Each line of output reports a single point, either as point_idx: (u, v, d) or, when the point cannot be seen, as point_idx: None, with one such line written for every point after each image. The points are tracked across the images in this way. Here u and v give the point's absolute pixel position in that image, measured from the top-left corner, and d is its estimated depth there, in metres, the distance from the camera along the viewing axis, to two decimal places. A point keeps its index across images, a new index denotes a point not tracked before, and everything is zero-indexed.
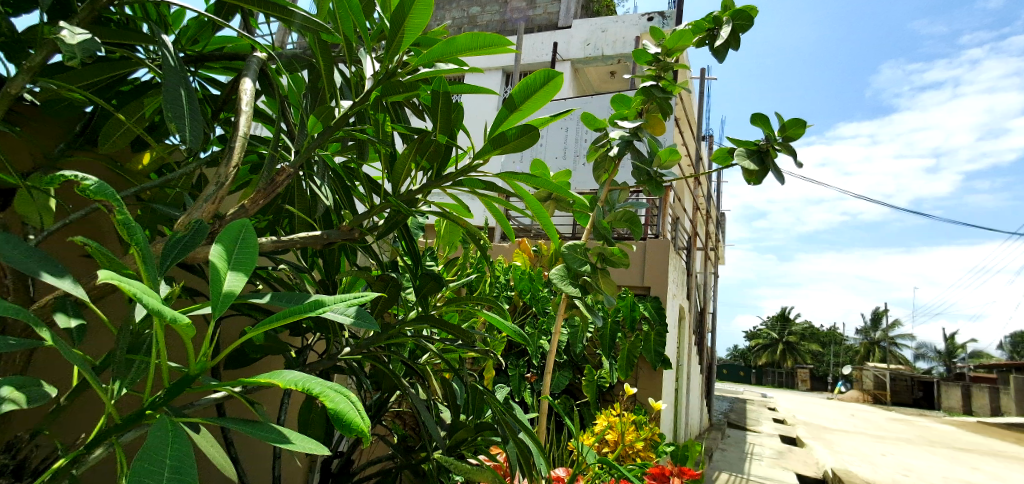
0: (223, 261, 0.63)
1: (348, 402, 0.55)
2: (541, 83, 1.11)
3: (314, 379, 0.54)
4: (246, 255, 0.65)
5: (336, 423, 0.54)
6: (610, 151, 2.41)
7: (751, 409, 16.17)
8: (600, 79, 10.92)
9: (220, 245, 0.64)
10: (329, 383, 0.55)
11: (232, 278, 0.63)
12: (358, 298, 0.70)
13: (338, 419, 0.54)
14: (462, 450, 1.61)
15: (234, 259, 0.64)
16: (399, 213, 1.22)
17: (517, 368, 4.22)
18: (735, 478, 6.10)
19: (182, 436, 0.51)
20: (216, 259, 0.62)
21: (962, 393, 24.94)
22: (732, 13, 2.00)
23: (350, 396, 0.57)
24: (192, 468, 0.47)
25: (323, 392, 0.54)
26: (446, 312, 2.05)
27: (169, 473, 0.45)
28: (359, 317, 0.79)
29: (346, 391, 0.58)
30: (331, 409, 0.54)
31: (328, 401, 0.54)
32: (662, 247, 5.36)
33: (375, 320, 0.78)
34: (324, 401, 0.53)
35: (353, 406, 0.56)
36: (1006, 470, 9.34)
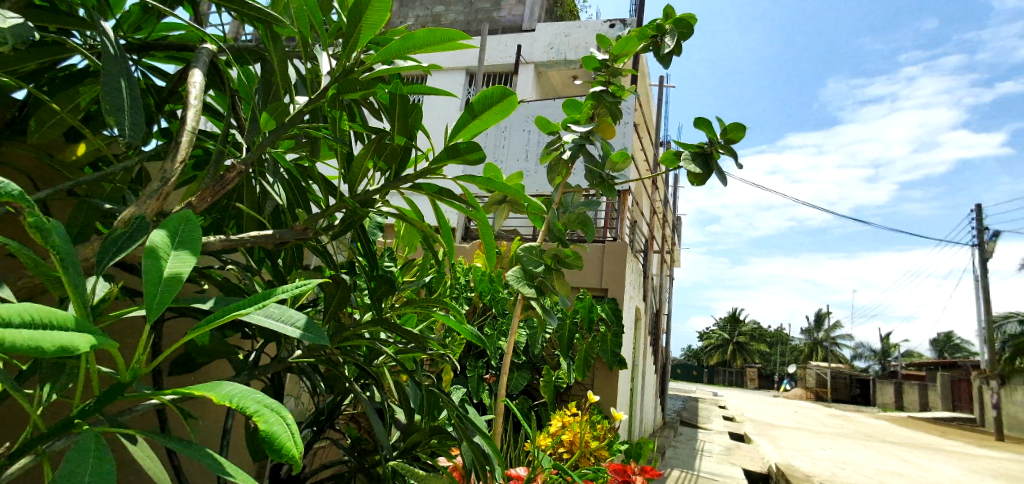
0: (165, 246, 0.63)
1: (282, 425, 0.56)
2: (500, 98, 1.12)
3: (249, 398, 0.56)
4: (190, 243, 0.66)
5: (267, 447, 0.54)
6: (563, 155, 2.45)
7: (702, 408, 16.70)
8: (562, 83, 11.05)
9: (162, 231, 0.64)
10: (264, 402, 0.57)
11: (176, 261, 0.62)
12: (301, 288, 0.75)
13: (269, 442, 0.54)
14: (417, 454, 1.58)
15: (175, 249, 0.64)
16: (355, 214, 1.20)
17: (475, 369, 4.22)
18: (685, 475, 6.29)
19: (107, 445, 0.49)
20: (156, 244, 0.61)
21: (895, 389, 26.59)
22: (673, 22, 2.12)
23: (286, 415, 0.59)
24: (114, 472, 0.46)
25: (255, 414, 0.55)
26: (402, 314, 2.03)
27: (92, 476, 0.45)
28: (308, 328, 0.83)
29: (280, 412, 0.59)
30: (264, 429, 0.55)
31: (262, 423, 0.55)
32: (620, 250, 5.46)
33: (324, 335, 0.80)
34: (256, 423, 0.54)
35: (288, 431, 0.56)
36: (932, 462, 10.01)
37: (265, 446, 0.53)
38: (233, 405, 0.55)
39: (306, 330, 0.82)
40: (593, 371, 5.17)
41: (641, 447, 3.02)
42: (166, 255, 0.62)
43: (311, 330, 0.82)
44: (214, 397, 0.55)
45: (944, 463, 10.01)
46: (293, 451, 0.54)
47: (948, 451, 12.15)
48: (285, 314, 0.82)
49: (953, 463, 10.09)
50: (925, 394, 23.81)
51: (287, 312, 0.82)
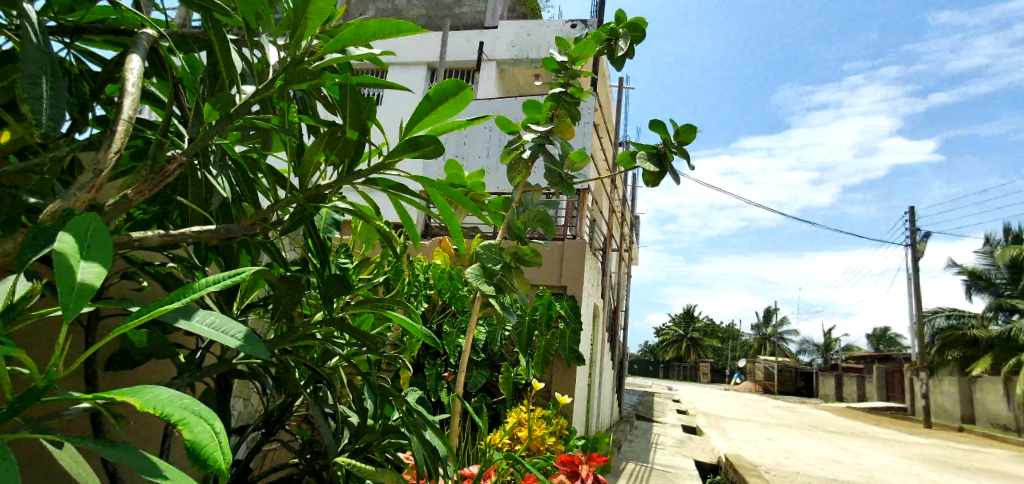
0: (74, 251, 0.61)
1: (207, 432, 0.61)
2: (455, 92, 1.11)
3: (173, 406, 0.60)
4: (101, 249, 0.64)
5: (193, 453, 0.58)
6: (523, 154, 2.47)
7: (657, 402, 17.17)
8: (524, 81, 11.08)
9: (70, 235, 0.62)
10: (188, 412, 0.61)
11: (87, 270, 0.61)
12: (235, 277, 0.78)
13: (195, 450, 0.58)
14: (368, 456, 1.57)
15: (86, 254, 0.62)
16: (305, 209, 1.17)
17: (433, 368, 4.20)
18: (640, 467, 6.44)
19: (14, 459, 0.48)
20: (64, 249, 0.59)
21: (835, 381, 28.12)
22: (626, 26, 2.18)
23: (212, 423, 0.64)
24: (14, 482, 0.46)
25: (180, 421, 0.59)
26: (358, 314, 2.00)
27: None
28: (249, 341, 0.81)
29: (205, 419, 0.64)
30: (189, 438, 0.59)
31: (186, 431, 0.59)
32: (578, 248, 5.53)
33: (262, 348, 0.80)
34: (181, 432, 0.58)
35: (212, 437, 0.61)
36: (868, 448, 10.63)
37: (190, 454, 0.57)
38: (156, 413, 0.59)
39: (245, 343, 0.80)
40: (551, 367, 5.23)
41: (598, 442, 3.07)
42: (76, 262, 0.60)
43: (251, 343, 0.80)
44: (138, 404, 0.58)
45: (878, 449, 10.65)
46: (221, 458, 0.60)
47: (882, 439, 12.94)
48: (226, 325, 0.81)
49: (887, 450, 10.74)
50: (862, 386, 25.28)
51: (226, 323, 0.81)
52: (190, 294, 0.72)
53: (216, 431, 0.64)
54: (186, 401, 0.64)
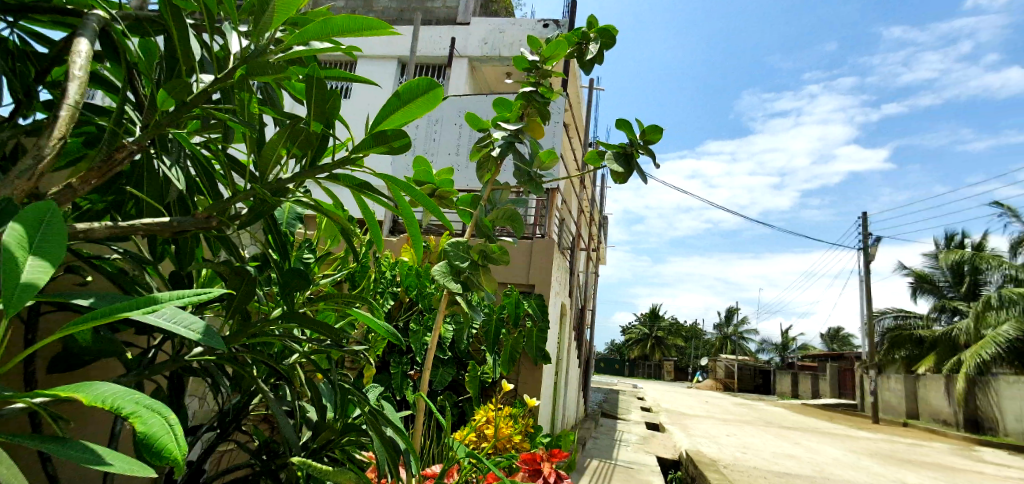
0: (24, 245, 0.58)
1: (161, 425, 0.59)
2: (424, 91, 1.11)
3: (125, 400, 0.58)
4: (50, 244, 0.61)
5: (146, 447, 0.56)
6: (492, 152, 2.47)
7: (621, 400, 17.43)
8: (496, 79, 11.06)
9: (21, 226, 0.59)
10: (141, 406, 0.59)
11: (33, 267, 0.57)
12: (198, 291, 0.76)
13: (149, 445, 0.56)
14: (328, 454, 1.55)
15: (36, 245, 0.59)
16: (265, 202, 1.14)
17: (399, 366, 4.15)
18: (604, 464, 6.53)
19: None
20: (12, 244, 0.55)
21: (791, 379, 29.16)
22: (597, 31, 2.22)
23: (168, 417, 0.61)
24: None
25: (132, 415, 0.57)
26: (318, 309, 1.96)
27: None
28: (205, 334, 0.80)
29: (160, 412, 0.62)
30: (141, 431, 0.56)
31: (138, 423, 0.56)
32: (547, 247, 5.56)
33: (220, 343, 0.78)
34: (134, 425, 0.55)
35: (166, 430, 0.59)
36: (820, 443, 11.07)
37: (145, 447, 0.55)
38: (106, 406, 0.56)
39: (203, 336, 0.78)
40: (518, 366, 5.24)
41: (563, 439, 3.10)
42: (25, 259, 0.57)
43: (208, 337, 0.79)
44: (85, 398, 0.55)
45: (830, 444, 11.09)
46: (175, 450, 0.58)
47: (833, 434, 13.50)
48: (181, 317, 0.79)
49: (838, 445, 11.21)
50: (816, 383, 26.29)
51: (181, 316, 0.79)
52: (152, 304, 0.69)
53: (169, 424, 0.61)
54: (137, 396, 0.62)
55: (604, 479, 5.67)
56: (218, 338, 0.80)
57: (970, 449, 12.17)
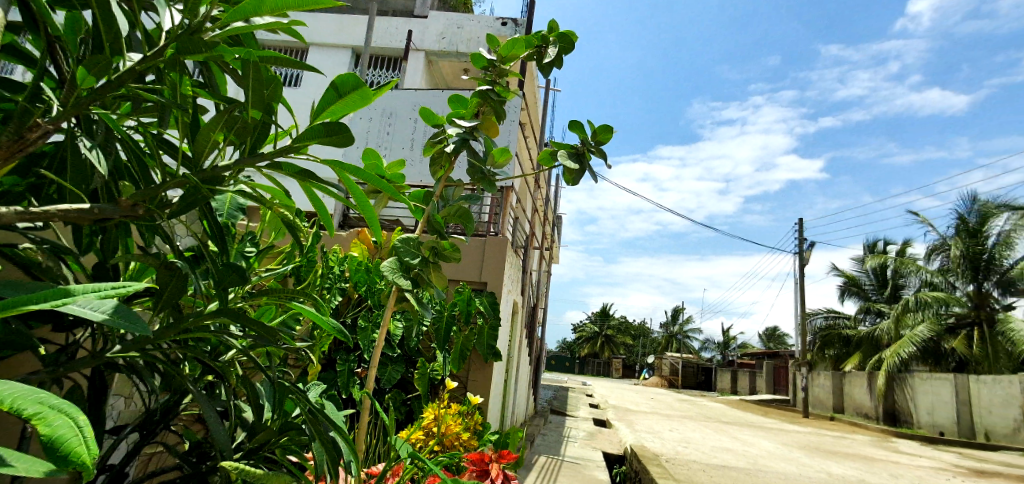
0: None
1: (69, 427, 0.56)
2: (360, 82, 1.08)
3: (28, 401, 0.54)
4: None
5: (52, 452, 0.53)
6: (446, 148, 2.44)
7: (570, 397, 17.70)
8: (452, 75, 10.98)
9: None
10: (46, 409, 0.55)
11: None
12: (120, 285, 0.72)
13: (55, 449, 0.52)
14: (265, 456, 1.50)
15: None
16: (198, 191, 1.08)
17: (346, 363, 4.05)
18: (551, 460, 6.61)
19: None
20: None
21: (731, 375, 30.48)
22: (557, 35, 2.25)
23: (75, 419, 0.58)
24: None
25: (36, 416, 0.53)
26: (258, 305, 1.89)
27: None
28: (121, 319, 0.77)
29: (67, 412, 0.58)
30: (46, 433, 0.53)
31: (41, 426, 0.53)
32: (499, 245, 5.56)
33: (143, 328, 0.78)
34: (38, 427, 0.52)
35: (73, 432, 0.56)
36: (755, 437, 11.63)
37: (50, 453, 0.51)
38: (8, 408, 0.52)
39: (115, 317, 0.78)
40: (467, 363, 5.23)
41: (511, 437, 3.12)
42: None
43: (123, 317, 0.79)
44: None
45: (764, 438, 11.67)
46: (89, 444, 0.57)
47: (767, 428, 14.23)
48: (96, 303, 0.78)
49: (771, 438, 11.83)
50: (753, 380, 27.60)
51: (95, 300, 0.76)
52: (65, 299, 0.64)
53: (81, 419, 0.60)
54: (42, 395, 0.58)
55: (551, 475, 5.73)
56: (135, 320, 0.80)
57: (888, 440, 13.11)
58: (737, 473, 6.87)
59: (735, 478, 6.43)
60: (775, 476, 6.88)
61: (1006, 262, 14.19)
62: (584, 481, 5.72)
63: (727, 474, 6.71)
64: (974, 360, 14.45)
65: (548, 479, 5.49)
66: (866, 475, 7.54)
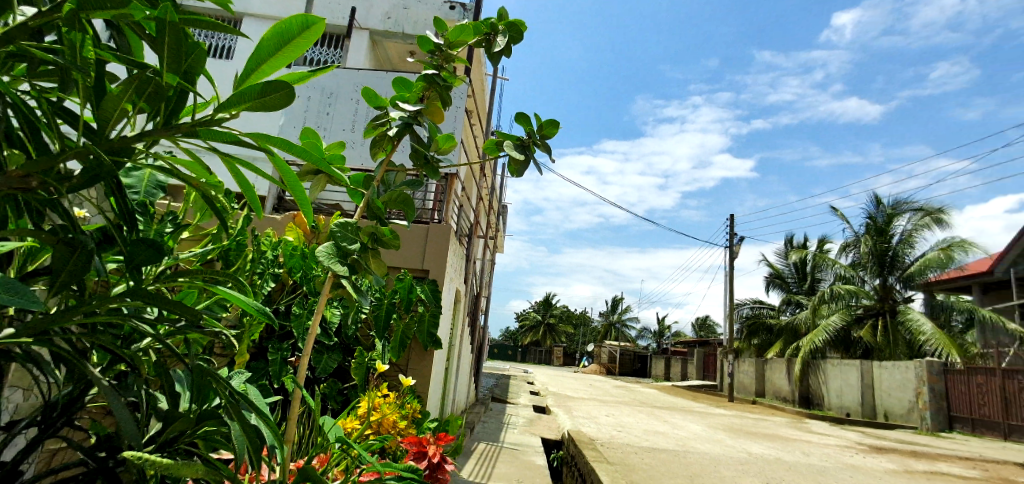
0: None
1: None
2: (308, 23, 1.06)
3: None
4: None
5: None
6: (388, 131, 2.36)
7: (511, 384, 17.90)
8: (398, 57, 10.68)
9: None
10: None
11: None
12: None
13: None
14: (181, 447, 1.42)
15: None
16: (103, 163, 1.00)
17: (279, 351, 3.89)
18: (490, 447, 6.66)
19: None
20: None
21: (664, 362, 31.86)
22: (506, 24, 2.23)
23: None
24: None
25: None
26: (177, 286, 1.77)
27: None
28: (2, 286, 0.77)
29: None
30: None
31: None
32: (443, 232, 5.50)
33: (35, 301, 0.77)
34: None
35: None
36: (685, 421, 12.23)
37: None
38: None
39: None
40: (407, 351, 5.16)
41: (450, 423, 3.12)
42: None
43: (8, 291, 0.77)
44: None
45: (692, 421, 12.30)
46: None
47: (695, 412, 15.02)
48: None
49: (699, 421, 12.49)
50: (685, 367, 28.97)
51: None
52: None
53: None
54: None
55: (489, 461, 5.79)
56: (26, 295, 0.78)
57: (802, 421, 14.16)
58: (667, 454, 7.20)
59: (665, 460, 6.74)
60: (701, 457, 7.26)
61: (907, 258, 15.60)
62: (523, 466, 5.81)
63: (657, 455, 7.02)
64: (878, 347, 15.83)
65: (487, 465, 5.53)
66: (782, 454, 8.11)
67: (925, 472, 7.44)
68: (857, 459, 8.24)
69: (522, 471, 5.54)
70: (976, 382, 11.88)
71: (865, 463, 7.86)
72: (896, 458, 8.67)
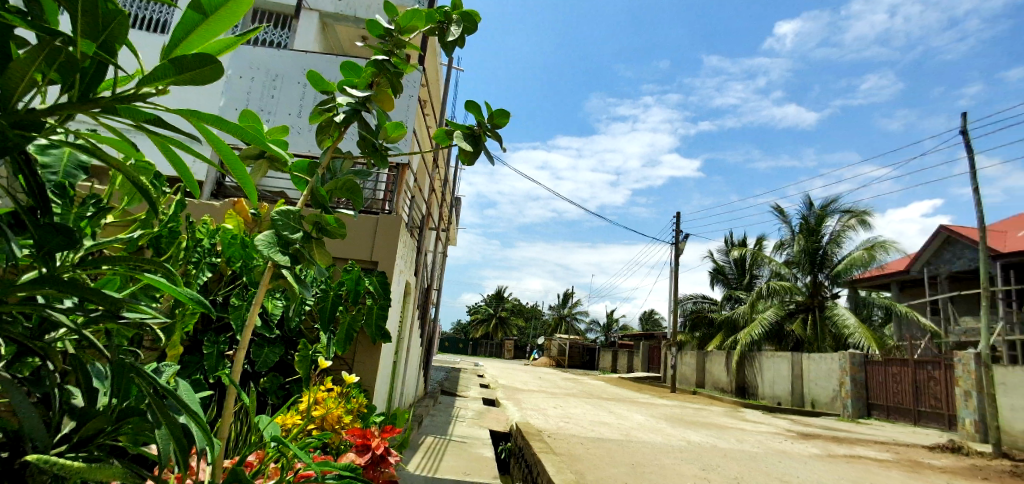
0: None
1: None
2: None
3: None
4: None
5: None
6: (335, 117, 2.28)
7: (461, 377, 17.86)
8: (350, 42, 10.35)
9: None
10: None
11: None
12: None
13: None
14: (99, 446, 1.33)
15: None
16: (9, 140, 0.91)
17: (214, 344, 3.71)
18: (438, 440, 6.62)
19: None
20: None
21: (612, 355, 32.65)
22: (460, 13, 2.20)
23: None
24: None
25: None
26: (97, 273, 1.64)
27: None
28: None
29: None
30: None
31: None
32: (393, 223, 5.38)
33: None
34: None
35: None
36: (629, 411, 12.62)
37: None
38: None
39: None
40: (353, 345, 5.04)
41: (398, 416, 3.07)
42: None
43: None
44: None
45: (636, 411, 12.70)
46: None
47: (639, 402, 15.52)
48: None
49: (643, 411, 12.92)
50: (631, 359, 29.82)
51: None
52: None
53: None
54: None
55: (437, 455, 5.75)
56: None
57: (737, 410, 14.89)
58: (611, 444, 7.40)
59: (609, 449, 6.93)
60: (643, 446, 7.49)
61: (836, 257, 16.66)
62: (470, 458, 5.81)
63: (602, 445, 7.21)
64: (808, 340, 16.85)
65: (433, 459, 5.49)
66: (718, 442, 8.50)
67: (845, 455, 8.01)
68: (786, 445, 8.76)
69: (470, 464, 5.54)
70: (891, 371, 12.89)
71: (792, 448, 8.37)
72: (820, 444, 9.27)
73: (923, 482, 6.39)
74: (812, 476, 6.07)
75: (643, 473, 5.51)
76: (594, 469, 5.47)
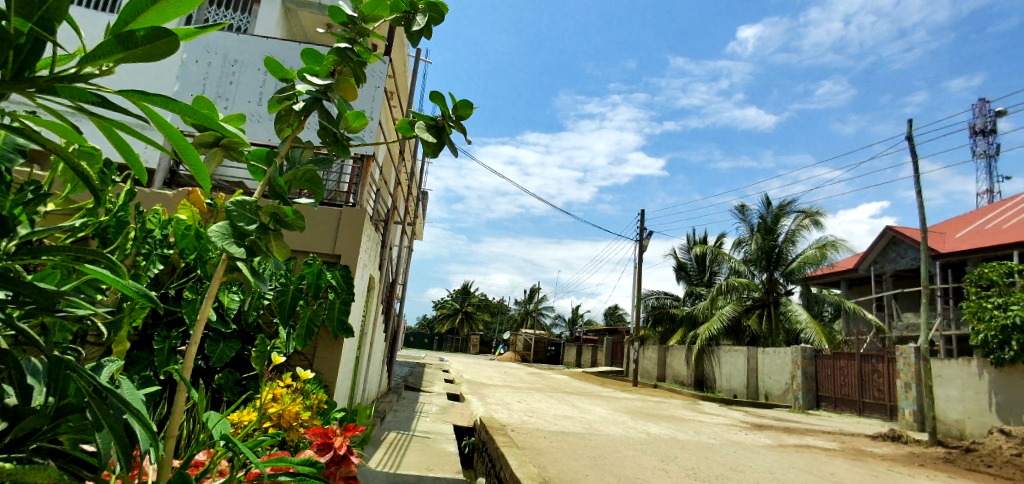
0: None
1: None
2: None
3: None
4: None
5: None
6: (296, 105, 2.22)
7: (425, 373, 17.73)
8: (314, 29, 10.07)
9: None
10: None
11: None
12: None
13: None
14: (36, 446, 1.27)
15: None
16: None
17: (166, 340, 3.56)
18: (401, 436, 6.56)
19: None
20: None
21: (576, 350, 33.03)
22: (426, 3, 2.17)
23: None
24: None
25: None
26: (35, 264, 1.55)
27: None
28: None
29: None
30: None
31: None
32: (357, 216, 5.27)
33: None
34: None
35: None
36: (592, 405, 12.81)
37: None
38: None
39: None
40: (314, 340, 4.92)
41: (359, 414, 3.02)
42: None
43: None
44: None
45: (599, 405, 12.91)
46: None
47: (602, 396, 15.78)
48: None
49: (605, 405, 13.15)
50: (595, 354, 30.25)
51: None
52: None
53: None
54: None
55: (399, 450, 5.69)
56: None
57: (696, 403, 15.33)
58: (574, 437, 7.50)
59: (572, 442, 7.01)
60: (605, 439, 7.63)
61: (790, 255, 17.32)
62: (433, 454, 5.78)
63: (565, 439, 7.30)
64: (763, 335, 17.48)
65: (396, 455, 5.45)
66: (676, 433, 8.72)
67: (796, 445, 8.35)
68: (740, 436, 9.09)
69: (433, 459, 5.50)
70: (839, 365, 13.53)
71: (747, 439, 8.67)
72: (772, 434, 9.66)
73: (866, 469, 6.74)
74: (764, 465, 6.31)
75: (604, 465, 5.61)
76: (556, 462, 5.55)
